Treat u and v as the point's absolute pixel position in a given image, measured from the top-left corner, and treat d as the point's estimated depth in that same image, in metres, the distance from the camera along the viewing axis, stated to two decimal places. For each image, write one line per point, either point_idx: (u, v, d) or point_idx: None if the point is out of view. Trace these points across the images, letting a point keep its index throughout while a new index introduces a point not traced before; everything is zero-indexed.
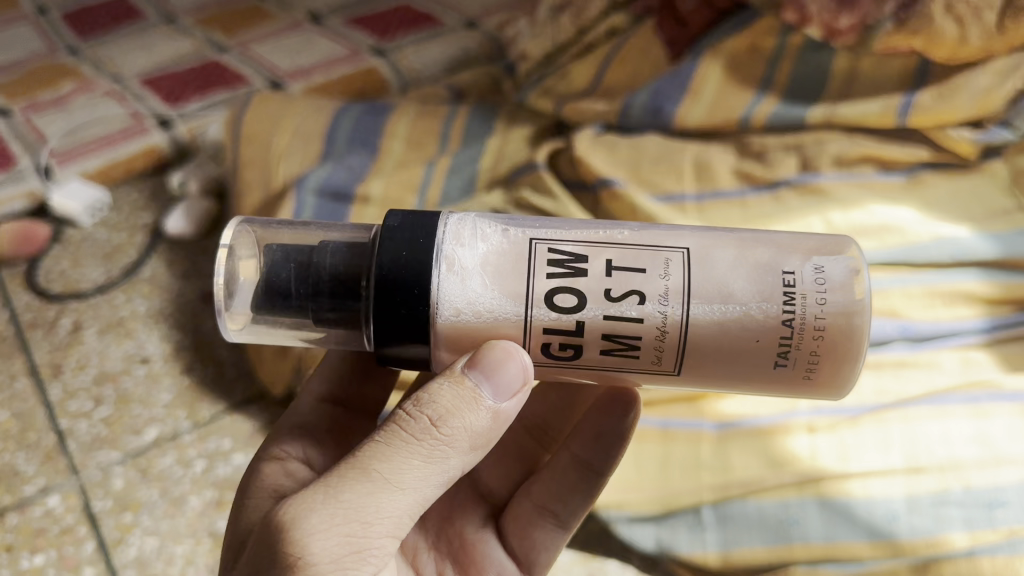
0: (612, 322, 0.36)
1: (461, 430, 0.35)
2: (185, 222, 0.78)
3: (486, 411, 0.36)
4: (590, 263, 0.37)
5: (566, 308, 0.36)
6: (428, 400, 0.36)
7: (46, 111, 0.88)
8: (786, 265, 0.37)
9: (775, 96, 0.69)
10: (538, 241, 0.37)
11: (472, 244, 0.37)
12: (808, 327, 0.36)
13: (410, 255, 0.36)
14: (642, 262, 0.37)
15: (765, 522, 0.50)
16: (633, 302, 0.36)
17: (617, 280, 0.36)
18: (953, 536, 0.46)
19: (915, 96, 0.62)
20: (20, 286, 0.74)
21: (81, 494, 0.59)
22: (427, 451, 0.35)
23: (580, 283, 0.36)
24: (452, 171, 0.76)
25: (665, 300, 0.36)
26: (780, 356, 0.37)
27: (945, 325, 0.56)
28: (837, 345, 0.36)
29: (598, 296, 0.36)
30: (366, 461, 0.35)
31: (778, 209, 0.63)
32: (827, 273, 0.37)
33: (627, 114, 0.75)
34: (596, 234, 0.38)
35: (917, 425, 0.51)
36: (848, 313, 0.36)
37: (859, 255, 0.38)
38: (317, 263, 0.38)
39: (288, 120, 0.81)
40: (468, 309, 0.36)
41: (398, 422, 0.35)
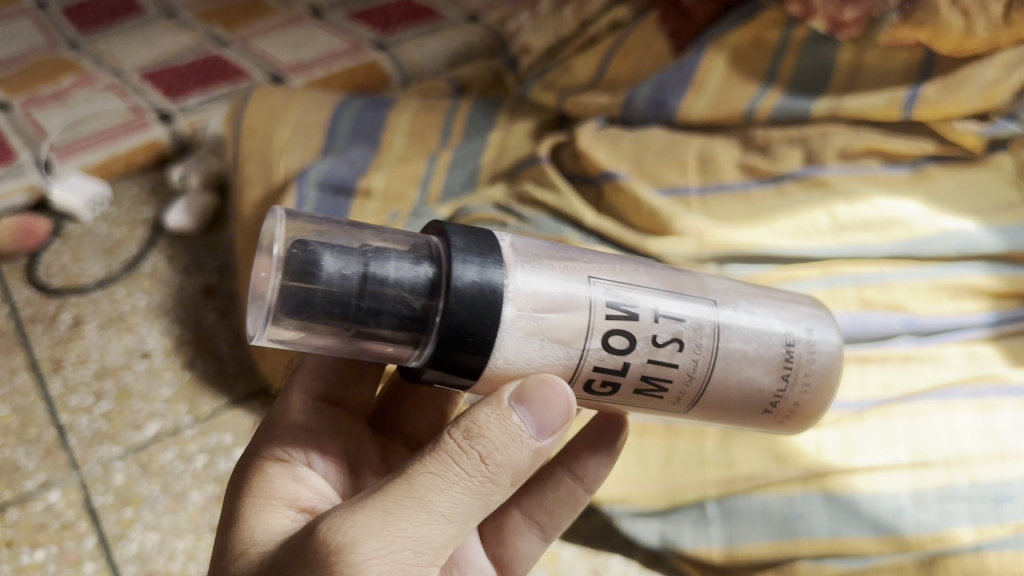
0: (652, 366, 0.36)
1: (507, 466, 0.34)
2: (186, 217, 0.78)
3: (529, 447, 0.34)
4: (639, 305, 0.36)
5: (618, 350, 0.36)
6: (479, 433, 0.33)
7: (46, 105, 0.87)
8: (787, 321, 0.40)
9: (780, 89, 0.68)
10: (595, 280, 0.36)
11: (537, 275, 0.35)
12: (800, 379, 0.40)
13: (486, 282, 0.33)
14: (682, 310, 0.37)
15: (770, 517, 0.49)
16: (674, 348, 0.36)
17: (662, 326, 0.36)
18: (959, 531, 0.45)
19: (921, 88, 0.62)
20: (20, 280, 0.74)
21: (81, 490, 0.58)
22: (475, 485, 0.33)
23: (631, 326, 0.36)
24: (454, 166, 0.76)
25: (699, 349, 0.37)
26: (770, 404, 0.40)
27: (951, 319, 0.55)
28: (812, 400, 0.41)
29: (646, 340, 0.36)
30: (420, 489, 0.32)
31: (783, 203, 0.63)
32: (817, 338, 0.40)
33: (630, 106, 0.74)
34: (637, 276, 0.37)
35: (923, 420, 0.50)
36: (825, 372, 0.40)
37: (830, 319, 0.42)
38: (381, 273, 0.34)
39: (288, 113, 0.80)
40: (525, 346, 0.34)
41: (449, 451, 0.33)
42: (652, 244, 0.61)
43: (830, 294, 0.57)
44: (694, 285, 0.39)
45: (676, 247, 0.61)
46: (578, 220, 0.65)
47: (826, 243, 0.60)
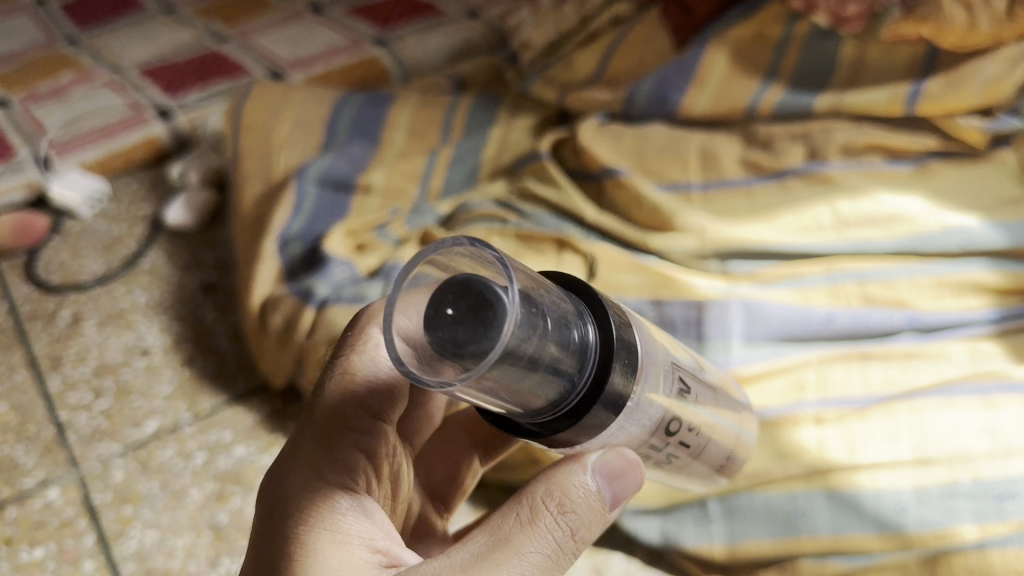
0: (679, 445, 0.40)
1: (590, 537, 0.35)
2: (185, 214, 0.78)
3: (603, 521, 0.35)
4: (689, 390, 0.39)
5: (670, 432, 0.38)
6: (571, 508, 0.34)
7: (45, 102, 0.87)
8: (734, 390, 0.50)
9: (782, 84, 0.68)
10: (673, 364, 0.38)
11: (650, 356, 0.35)
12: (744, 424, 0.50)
13: (629, 360, 0.33)
14: (701, 395, 0.41)
15: (772, 514, 0.49)
16: (695, 432, 0.41)
17: (694, 411, 0.40)
18: (963, 529, 0.45)
19: (923, 84, 0.62)
20: (19, 277, 0.73)
21: (80, 487, 0.58)
22: (564, 560, 0.34)
23: (683, 412, 0.39)
24: (454, 162, 0.76)
25: (705, 428, 0.42)
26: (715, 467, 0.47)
27: (954, 315, 0.55)
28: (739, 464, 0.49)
29: (686, 425, 0.39)
30: (523, 567, 0.33)
31: (786, 199, 0.62)
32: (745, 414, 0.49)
33: (632, 102, 0.74)
34: (676, 356, 0.40)
35: (925, 417, 0.50)
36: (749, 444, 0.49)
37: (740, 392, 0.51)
38: (565, 336, 0.30)
39: (288, 109, 0.79)
40: (633, 426, 0.35)
41: (547, 527, 0.33)
42: (654, 240, 0.62)
43: (833, 291, 0.57)
44: (699, 371, 0.43)
45: (678, 244, 0.61)
46: (579, 217, 0.65)
47: (829, 240, 0.59)
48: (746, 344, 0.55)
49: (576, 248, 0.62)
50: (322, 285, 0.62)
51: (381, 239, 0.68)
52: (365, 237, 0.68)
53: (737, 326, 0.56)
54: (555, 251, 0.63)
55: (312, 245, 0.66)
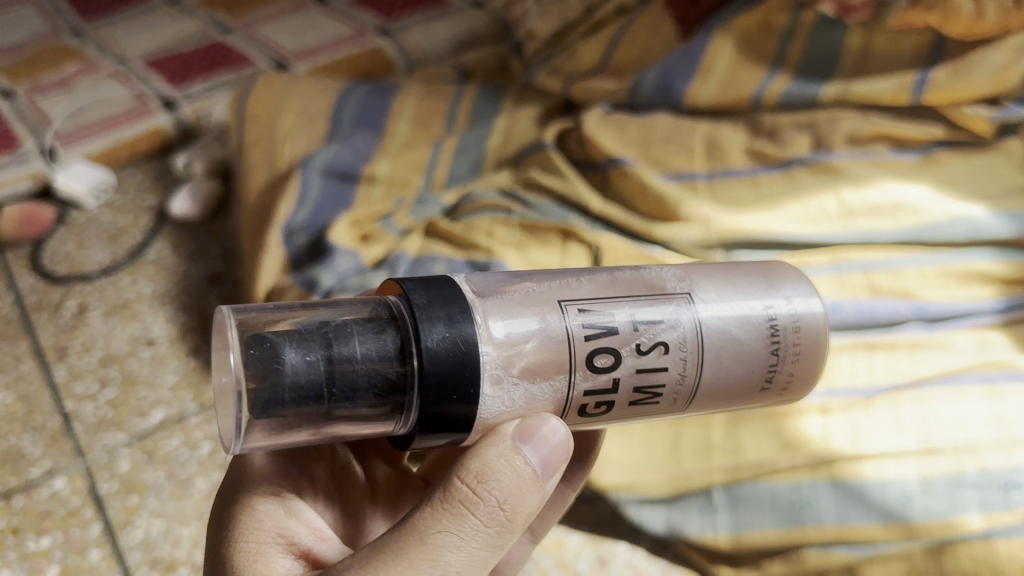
0: (643, 374, 0.37)
1: (520, 511, 0.34)
2: (190, 203, 0.78)
3: (541, 492, 0.34)
4: (616, 320, 0.36)
5: (604, 367, 0.36)
6: (491, 479, 0.33)
7: (50, 93, 0.87)
8: (746, 306, 0.39)
9: (788, 73, 0.67)
10: (567, 301, 0.36)
11: (505, 308, 0.35)
12: (789, 354, 0.40)
13: (455, 335, 0.34)
14: (658, 312, 0.37)
15: (776, 503, 0.49)
16: (659, 351, 0.37)
17: (643, 333, 0.37)
18: (968, 519, 0.45)
19: (929, 73, 0.62)
20: (25, 268, 0.74)
21: (87, 477, 0.58)
22: (492, 537, 0.33)
23: (612, 342, 0.36)
24: (459, 151, 0.76)
25: (683, 347, 0.37)
26: (767, 380, 0.40)
27: (960, 305, 0.55)
28: (803, 370, 0.41)
29: (631, 352, 0.36)
30: (439, 552, 0.32)
31: (791, 188, 0.62)
32: (736, 293, 0.39)
33: (637, 91, 0.73)
34: (607, 289, 0.38)
35: (931, 406, 0.50)
36: (813, 354, 0.40)
37: (749, 274, 0.41)
38: (347, 358, 0.33)
39: (293, 99, 0.79)
40: (507, 391, 0.35)
41: (463, 505, 0.32)
42: (659, 230, 0.61)
43: (838, 280, 0.57)
44: (606, 289, 0.38)
45: (684, 234, 0.61)
46: (584, 207, 0.65)
47: (835, 229, 0.59)
48: None
49: (581, 238, 0.62)
50: (327, 275, 0.62)
51: (386, 229, 0.68)
52: (369, 227, 0.68)
53: None
54: (559, 241, 0.63)
55: (317, 235, 0.67)
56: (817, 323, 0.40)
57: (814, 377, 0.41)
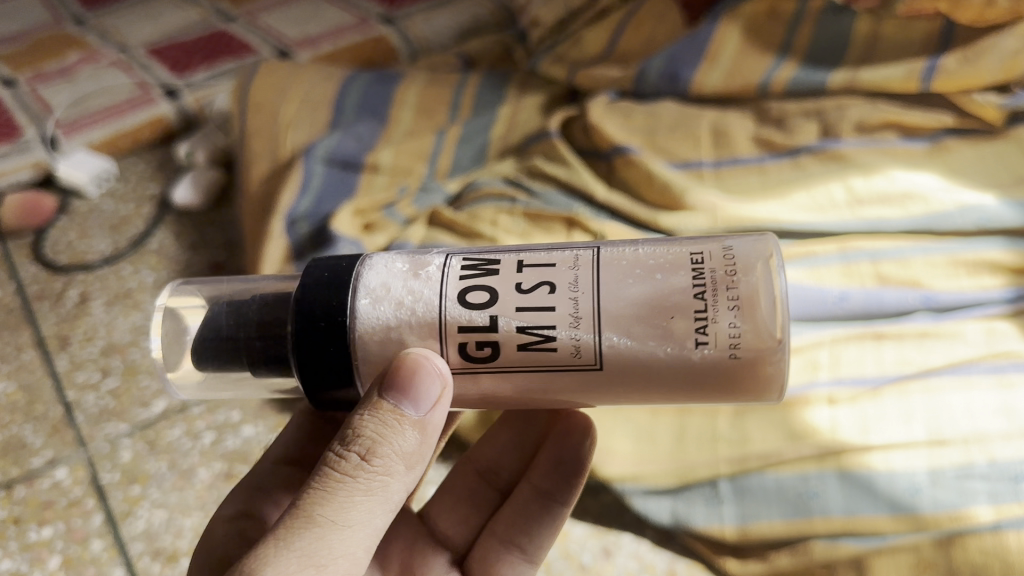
0: (525, 312, 0.33)
1: (393, 455, 0.34)
2: (193, 193, 0.77)
3: (414, 429, 0.34)
4: (502, 264, 0.35)
5: (478, 304, 0.34)
6: (354, 434, 0.33)
7: (51, 81, 0.86)
8: (669, 253, 0.34)
9: (796, 61, 0.67)
10: (454, 253, 0.36)
11: (390, 258, 0.36)
12: (722, 302, 0.32)
13: (331, 274, 0.36)
14: (554, 259, 0.35)
15: (783, 494, 0.48)
16: (544, 291, 0.34)
17: (527, 275, 0.34)
18: (977, 511, 0.44)
19: (939, 60, 0.61)
20: (26, 257, 0.73)
21: (89, 467, 0.58)
22: (367, 484, 0.33)
23: (491, 281, 0.34)
24: (463, 139, 0.75)
25: (576, 287, 0.33)
26: (700, 334, 0.32)
27: (970, 295, 0.54)
28: (757, 325, 0.32)
29: (508, 290, 0.34)
30: (309, 508, 0.32)
31: (799, 176, 0.62)
32: (669, 249, 0.34)
33: (642, 79, 0.72)
34: (513, 248, 0.37)
35: (940, 397, 0.49)
36: (763, 309, 0.32)
37: (708, 238, 0.35)
38: (246, 309, 0.38)
39: (296, 87, 0.78)
40: (376, 320, 0.34)
41: (329, 464, 0.33)
42: (665, 219, 0.61)
43: (846, 270, 0.56)
44: (519, 249, 0.36)
45: (689, 223, 0.60)
46: (589, 196, 0.65)
47: (843, 218, 0.59)
48: None
49: (586, 227, 0.62)
50: None
51: (389, 218, 0.67)
52: (372, 216, 0.68)
53: None
54: (564, 230, 0.63)
55: (319, 224, 0.66)
56: (768, 273, 0.33)
57: (774, 343, 0.32)
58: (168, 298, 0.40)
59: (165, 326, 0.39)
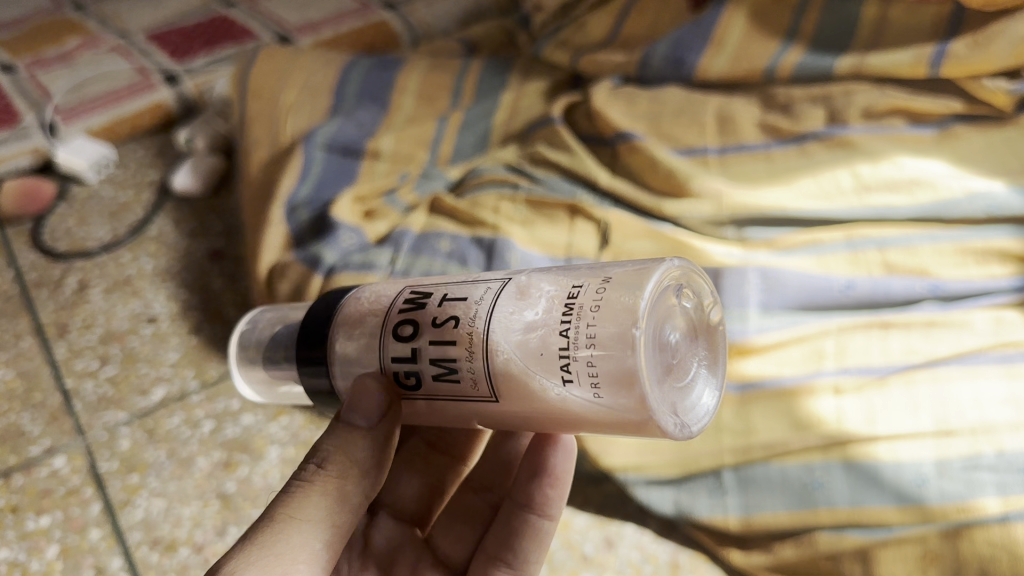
0: (435, 346, 0.35)
1: (346, 461, 0.36)
2: (192, 179, 0.77)
3: (368, 440, 0.37)
4: (431, 297, 0.36)
5: (405, 337, 0.36)
6: (314, 450, 0.37)
7: (51, 67, 0.86)
8: (557, 288, 0.33)
9: (803, 46, 0.66)
10: (407, 287, 0.38)
11: (368, 291, 0.40)
12: (583, 339, 0.31)
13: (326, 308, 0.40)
14: (467, 290, 0.35)
15: (788, 485, 0.48)
16: (450, 325, 0.34)
17: (442, 308, 0.35)
18: (986, 502, 0.44)
19: (948, 44, 0.60)
20: (25, 244, 0.72)
21: (87, 455, 0.58)
22: (324, 485, 0.36)
23: (415, 315, 0.36)
24: (464, 126, 0.75)
25: (473, 320, 0.34)
26: (565, 371, 0.32)
27: (978, 284, 0.54)
28: (611, 363, 0.31)
29: (425, 324, 0.35)
30: (272, 510, 0.35)
31: (805, 163, 0.61)
32: (563, 280, 0.34)
33: (646, 64, 0.71)
34: (455, 276, 0.37)
35: (947, 387, 0.49)
36: (619, 347, 0.30)
37: (608, 267, 0.34)
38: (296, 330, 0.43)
39: (296, 73, 0.77)
40: (344, 357, 0.38)
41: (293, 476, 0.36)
42: (668, 207, 0.61)
43: (853, 258, 0.56)
44: (468, 276, 0.37)
45: (694, 210, 0.60)
46: (592, 182, 0.64)
47: (850, 205, 0.58)
48: (763, 313, 0.54)
49: (589, 214, 0.61)
50: (330, 251, 0.61)
51: (389, 205, 0.67)
52: (373, 203, 0.67)
53: (754, 294, 0.55)
54: (567, 218, 0.62)
55: (319, 211, 0.65)
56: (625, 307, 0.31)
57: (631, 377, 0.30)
58: (242, 325, 0.46)
59: (241, 354, 0.46)
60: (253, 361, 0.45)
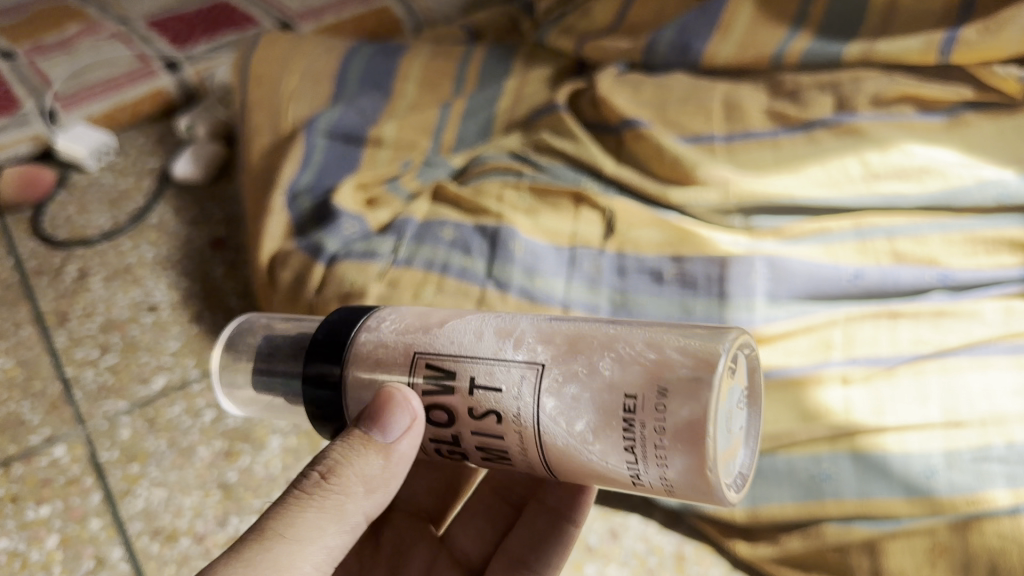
0: (481, 436, 0.34)
1: (351, 477, 0.33)
2: (193, 167, 0.76)
3: (379, 455, 0.34)
4: (457, 379, 0.34)
5: (442, 422, 0.35)
6: (319, 459, 0.34)
7: (51, 54, 0.85)
8: (603, 389, 0.31)
9: (810, 32, 0.65)
10: (421, 351, 0.35)
11: (378, 332, 0.37)
12: (651, 456, 0.31)
13: (328, 335, 0.37)
14: (499, 379, 0.33)
15: (795, 476, 0.47)
16: (493, 420, 0.33)
17: (478, 399, 0.34)
18: (995, 494, 0.43)
19: (959, 31, 0.59)
20: (25, 232, 0.72)
21: (87, 444, 0.57)
22: (324, 501, 0.33)
23: (447, 401, 0.34)
24: (468, 113, 0.74)
25: (519, 420, 0.33)
26: (634, 478, 0.32)
27: (987, 274, 0.53)
28: (685, 478, 0.31)
29: (463, 414, 0.34)
30: (263, 521, 0.32)
31: (813, 150, 0.60)
32: (603, 374, 0.31)
33: (652, 50, 0.71)
34: (475, 339, 0.34)
35: (956, 377, 0.48)
36: (690, 469, 0.30)
37: (653, 354, 0.31)
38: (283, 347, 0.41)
39: (298, 60, 0.77)
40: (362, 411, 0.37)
41: (292, 484, 0.33)
42: (675, 195, 0.60)
43: (861, 247, 0.55)
44: (483, 337, 0.34)
45: (701, 199, 0.59)
46: (597, 170, 0.64)
47: (858, 194, 0.58)
48: (770, 303, 0.54)
49: (594, 202, 0.61)
50: (332, 240, 0.60)
51: (392, 193, 0.66)
52: (375, 190, 0.66)
53: (761, 284, 0.54)
54: (571, 206, 0.62)
55: (321, 199, 0.65)
56: (693, 430, 0.29)
57: (711, 491, 0.31)
58: (229, 332, 0.44)
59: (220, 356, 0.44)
60: (231, 376, 0.44)
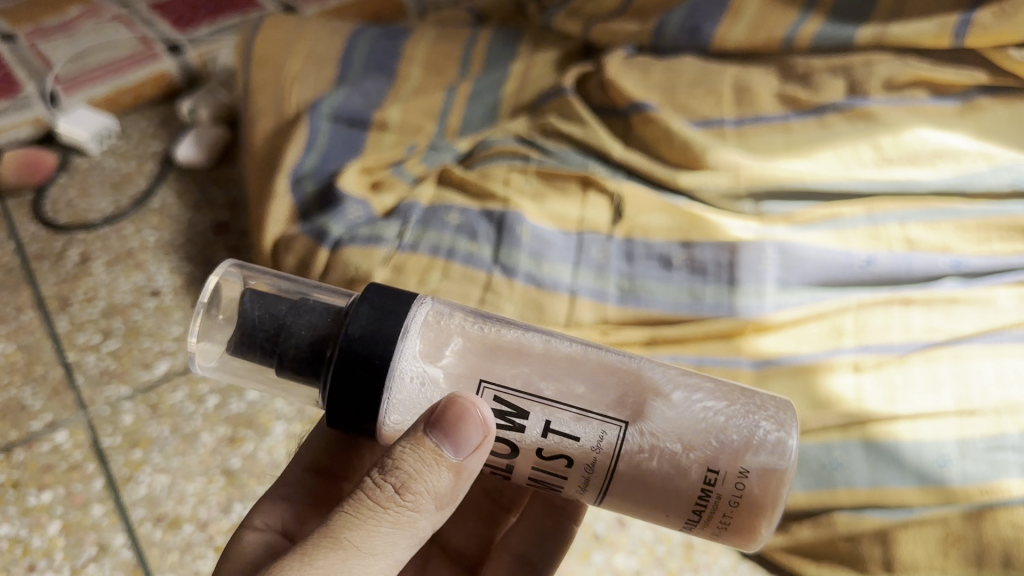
0: (539, 471, 0.36)
1: (425, 494, 0.32)
2: (196, 150, 0.75)
3: (450, 472, 0.32)
4: (529, 419, 0.34)
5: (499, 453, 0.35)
6: (393, 466, 0.32)
7: (50, 36, 0.83)
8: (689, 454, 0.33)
9: (822, 15, 0.63)
10: (487, 385, 0.34)
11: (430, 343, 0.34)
12: (722, 512, 0.34)
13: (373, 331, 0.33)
14: (579, 429, 0.34)
15: (806, 464, 0.47)
16: (562, 462, 0.35)
17: (549, 443, 0.34)
18: (1010, 483, 0.43)
19: (974, 13, 0.57)
20: (26, 216, 0.71)
21: (89, 430, 0.56)
22: (397, 517, 0.32)
23: (512, 437, 0.34)
24: (474, 97, 0.73)
25: (592, 467, 0.34)
26: (689, 519, 0.35)
27: (1001, 260, 0.52)
28: (744, 527, 0.34)
29: (529, 454, 0.35)
30: (337, 529, 0.31)
31: (825, 135, 0.60)
32: (688, 438, 0.33)
33: (661, 33, 0.70)
34: (540, 376, 0.34)
35: (970, 364, 0.47)
36: (756, 523, 0.34)
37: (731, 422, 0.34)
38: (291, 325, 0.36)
39: (301, 42, 0.75)
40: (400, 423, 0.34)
41: (363, 489, 0.32)
42: (684, 179, 0.59)
43: (873, 233, 0.54)
44: (549, 376, 0.34)
45: (710, 183, 0.59)
46: (606, 154, 0.63)
47: (871, 177, 0.57)
48: (780, 289, 0.53)
49: (602, 187, 0.60)
50: (336, 224, 0.59)
51: (397, 177, 0.65)
52: (380, 174, 0.66)
53: (772, 270, 0.53)
54: (579, 190, 0.61)
55: (325, 182, 0.64)
56: (772, 497, 0.33)
57: (751, 541, 0.35)
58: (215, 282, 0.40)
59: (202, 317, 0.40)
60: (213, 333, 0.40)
